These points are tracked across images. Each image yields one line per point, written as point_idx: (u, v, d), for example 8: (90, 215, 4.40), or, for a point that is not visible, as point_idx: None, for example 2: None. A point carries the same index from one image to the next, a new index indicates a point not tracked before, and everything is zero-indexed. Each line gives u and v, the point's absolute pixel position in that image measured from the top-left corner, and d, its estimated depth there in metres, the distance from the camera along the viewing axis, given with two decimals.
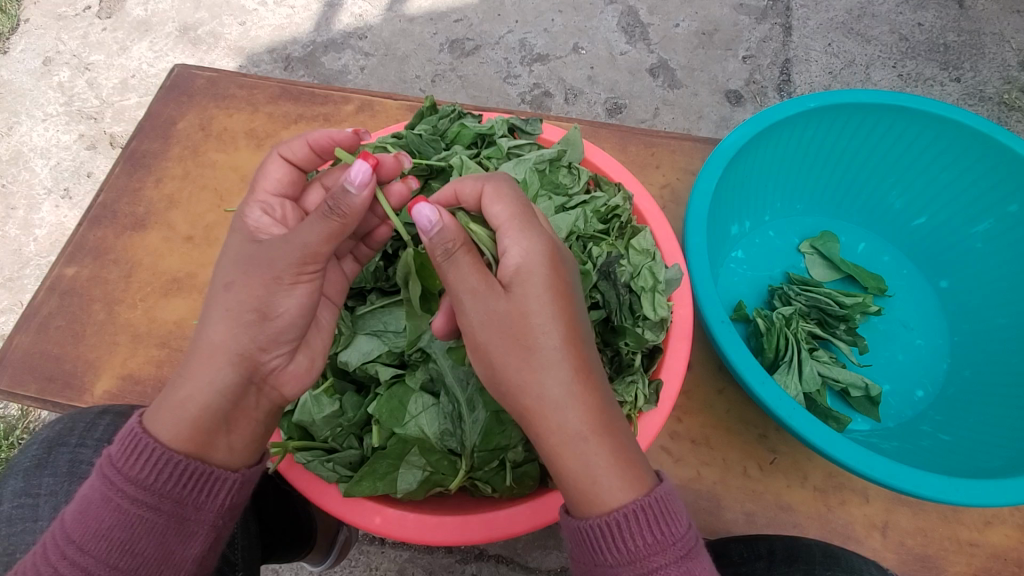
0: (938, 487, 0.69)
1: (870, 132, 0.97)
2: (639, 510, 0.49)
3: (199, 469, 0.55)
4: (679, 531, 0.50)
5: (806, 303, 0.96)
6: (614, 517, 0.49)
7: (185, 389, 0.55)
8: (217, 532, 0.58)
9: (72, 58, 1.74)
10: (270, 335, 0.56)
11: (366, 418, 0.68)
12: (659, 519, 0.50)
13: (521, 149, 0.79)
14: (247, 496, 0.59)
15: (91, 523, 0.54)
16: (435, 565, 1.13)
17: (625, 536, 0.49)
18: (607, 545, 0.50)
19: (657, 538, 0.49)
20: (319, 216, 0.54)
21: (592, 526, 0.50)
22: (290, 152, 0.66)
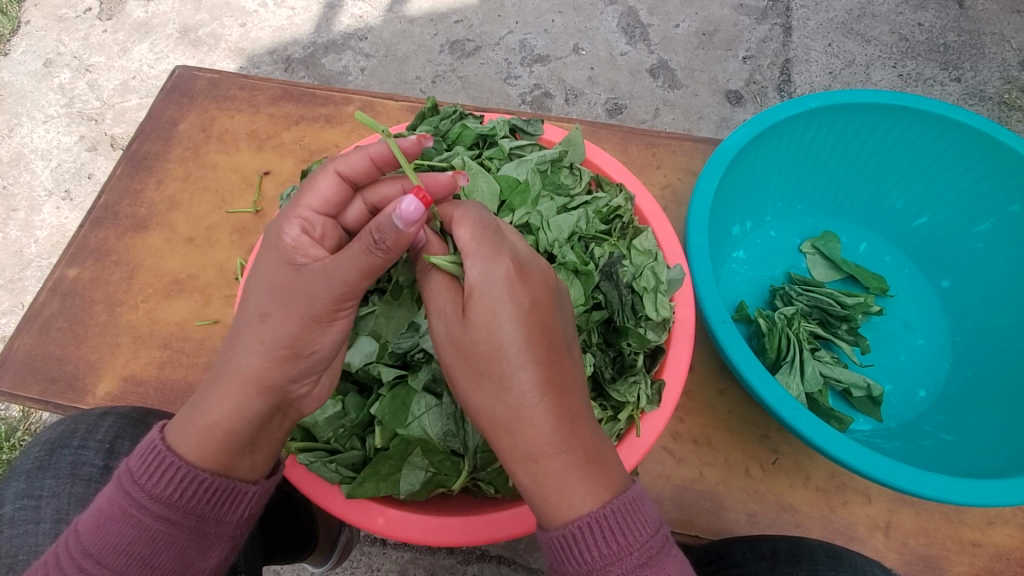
0: (941, 487, 0.69)
1: (870, 132, 0.97)
2: (595, 522, 0.49)
3: (222, 485, 0.55)
4: (639, 540, 0.49)
5: (807, 303, 0.96)
6: (570, 529, 0.49)
7: (212, 411, 0.54)
8: (235, 541, 0.58)
9: (72, 59, 1.74)
10: (295, 361, 0.55)
11: (368, 419, 0.68)
12: (618, 529, 0.49)
13: (523, 149, 0.79)
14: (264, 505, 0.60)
15: (110, 537, 0.54)
16: (436, 565, 1.14)
17: (582, 547, 0.49)
18: (568, 556, 0.49)
19: (614, 549, 0.49)
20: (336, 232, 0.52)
21: (552, 537, 0.50)
22: (347, 165, 0.62)
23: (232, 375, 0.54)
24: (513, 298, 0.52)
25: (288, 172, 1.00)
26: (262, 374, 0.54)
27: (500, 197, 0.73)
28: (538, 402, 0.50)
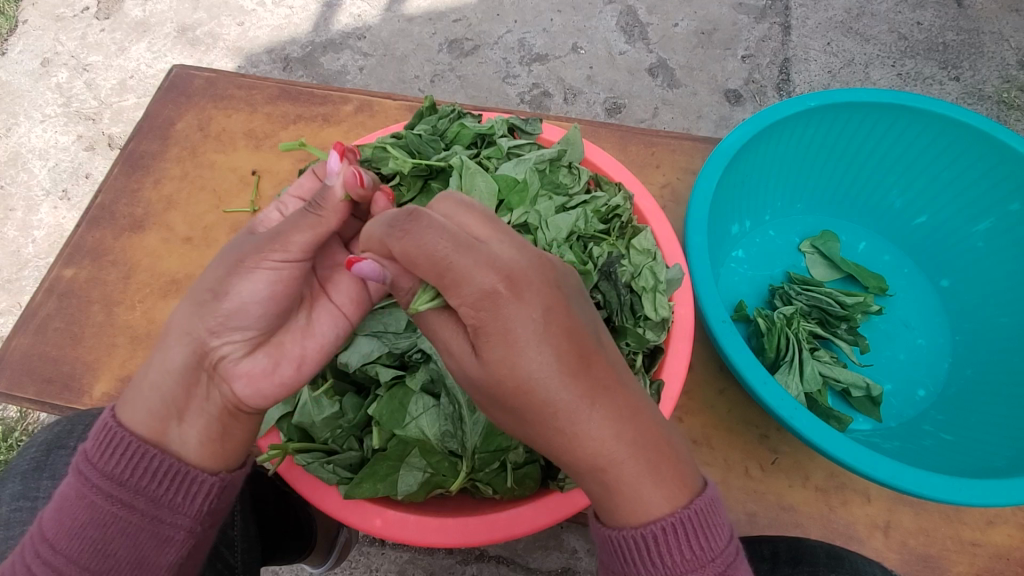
0: (942, 487, 0.69)
1: (870, 130, 0.97)
2: (678, 524, 0.50)
3: (176, 467, 0.55)
4: (719, 546, 0.51)
5: (807, 303, 0.95)
6: (649, 531, 0.50)
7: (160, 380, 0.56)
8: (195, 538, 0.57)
9: (70, 59, 1.74)
10: (220, 317, 0.56)
11: (366, 419, 0.68)
12: (700, 533, 0.50)
13: (521, 149, 0.79)
14: (226, 501, 0.60)
15: (65, 520, 0.54)
16: (436, 566, 1.13)
17: (664, 549, 0.50)
18: (643, 556, 0.50)
19: (695, 553, 0.50)
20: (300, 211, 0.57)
21: (627, 538, 0.51)
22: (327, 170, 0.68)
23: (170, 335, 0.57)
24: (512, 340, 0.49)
25: (286, 171, 1.00)
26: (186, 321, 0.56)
27: (499, 196, 0.72)
28: (540, 402, 0.50)
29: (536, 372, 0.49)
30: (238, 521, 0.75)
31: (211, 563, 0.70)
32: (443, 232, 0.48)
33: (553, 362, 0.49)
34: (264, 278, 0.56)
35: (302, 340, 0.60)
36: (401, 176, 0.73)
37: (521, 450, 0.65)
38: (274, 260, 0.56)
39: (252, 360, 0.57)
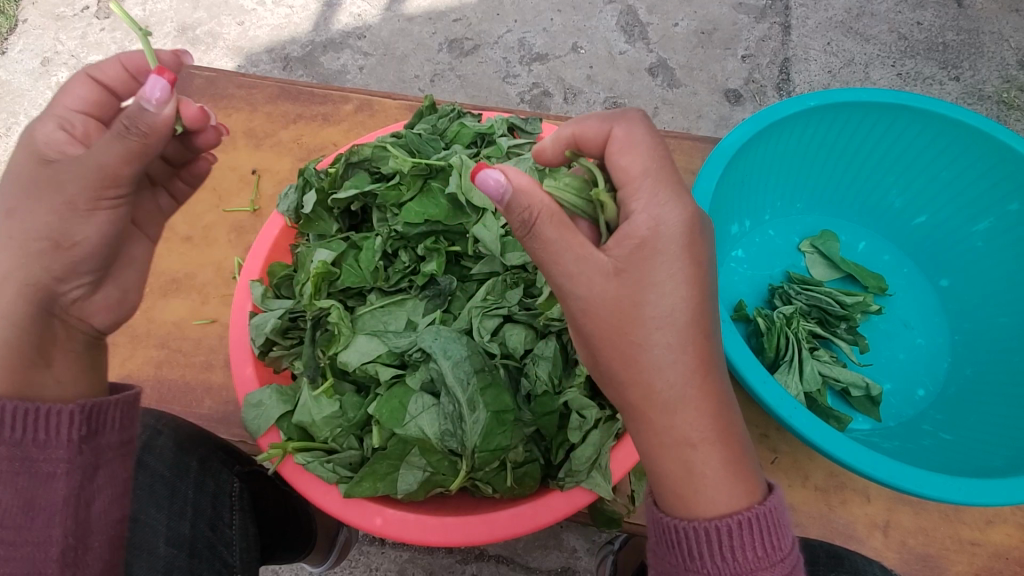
0: (940, 486, 0.69)
1: (869, 130, 0.97)
2: (753, 520, 0.50)
3: (26, 410, 0.55)
4: (786, 548, 0.51)
5: (807, 303, 0.95)
6: (725, 524, 0.49)
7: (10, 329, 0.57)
8: (87, 468, 0.58)
9: (70, 58, 1.74)
10: (69, 261, 0.60)
11: (366, 419, 0.68)
12: (771, 532, 0.50)
13: (521, 148, 0.79)
14: (107, 430, 0.59)
15: None
16: (435, 565, 1.13)
17: (737, 544, 0.49)
18: (712, 551, 0.50)
19: (766, 552, 0.50)
20: (116, 135, 0.56)
21: (701, 531, 0.50)
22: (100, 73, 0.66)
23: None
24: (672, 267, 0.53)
25: (286, 171, 1.00)
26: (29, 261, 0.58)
27: None
28: None
29: (666, 316, 0.52)
30: (237, 521, 0.75)
31: (209, 564, 0.70)
32: (653, 151, 0.56)
33: (685, 312, 0.52)
34: (103, 217, 0.60)
35: (132, 267, 0.69)
36: (401, 175, 0.73)
37: (521, 448, 0.65)
38: (109, 200, 0.59)
39: (99, 295, 0.65)
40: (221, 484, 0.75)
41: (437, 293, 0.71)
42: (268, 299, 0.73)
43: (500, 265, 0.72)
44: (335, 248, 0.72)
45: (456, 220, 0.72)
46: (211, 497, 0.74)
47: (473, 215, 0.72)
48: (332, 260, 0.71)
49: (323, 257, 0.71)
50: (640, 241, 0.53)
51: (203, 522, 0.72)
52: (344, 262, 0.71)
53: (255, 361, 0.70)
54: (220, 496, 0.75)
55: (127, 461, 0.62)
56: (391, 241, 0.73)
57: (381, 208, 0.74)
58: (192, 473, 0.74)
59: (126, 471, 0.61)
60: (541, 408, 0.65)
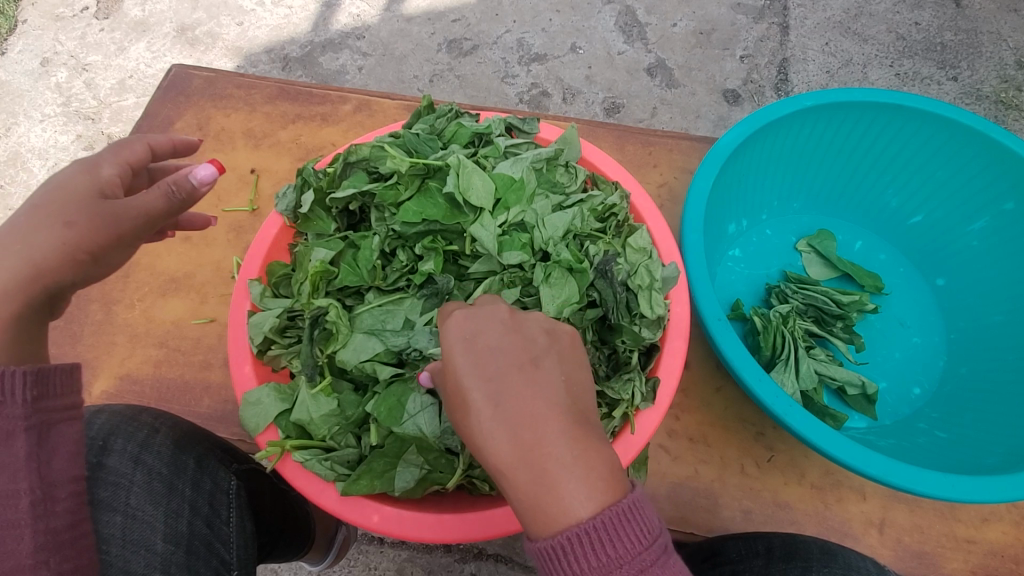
0: (934, 483, 0.70)
1: (865, 130, 0.97)
2: (584, 534, 0.44)
3: None
4: (633, 553, 0.45)
5: (802, 302, 0.96)
6: (556, 542, 0.44)
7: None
8: (40, 429, 0.54)
9: (70, 58, 1.74)
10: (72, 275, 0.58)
11: (365, 416, 0.68)
12: (609, 542, 0.44)
13: (518, 148, 0.79)
14: (55, 392, 0.55)
15: None
16: (434, 564, 1.14)
17: (573, 560, 0.44)
18: (559, 568, 0.44)
19: (605, 564, 0.44)
20: (162, 194, 0.60)
21: (538, 551, 0.45)
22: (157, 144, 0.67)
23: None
24: (489, 316, 0.51)
25: (285, 171, 1.00)
26: (51, 267, 0.56)
27: (496, 195, 0.72)
28: None
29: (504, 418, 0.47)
30: (234, 518, 0.75)
31: (206, 562, 0.70)
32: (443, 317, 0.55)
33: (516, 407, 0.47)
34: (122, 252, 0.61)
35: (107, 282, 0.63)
36: (398, 175, 0.73)
37: None
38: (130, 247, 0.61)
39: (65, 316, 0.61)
40: (218, 483, 0.76)
41: (434, 292, 0.70)
42: (267, 298, 0.73)
43: (497, 264, 0.70)
44: (333, 246, 0.72)
45: (454, 219, 0.72)
46: (208, 496, 0.74)
47: (471, 214, 0.71)
48: (330, 258, 0.71)
49: (321, 256, 0.71)
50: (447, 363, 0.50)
51: (201, 520, 0.72)
52: (342, 262, 0.72)
53: (253, 359, 0.71)
54: (216, 495, 0.75)
55: (80, 422, 0.58)
56: (389, 241, 0.73)
57: (379, 208, 0.74)
58: (190, 471, 0.74)
59: (78, 431, 0.58)
60: None
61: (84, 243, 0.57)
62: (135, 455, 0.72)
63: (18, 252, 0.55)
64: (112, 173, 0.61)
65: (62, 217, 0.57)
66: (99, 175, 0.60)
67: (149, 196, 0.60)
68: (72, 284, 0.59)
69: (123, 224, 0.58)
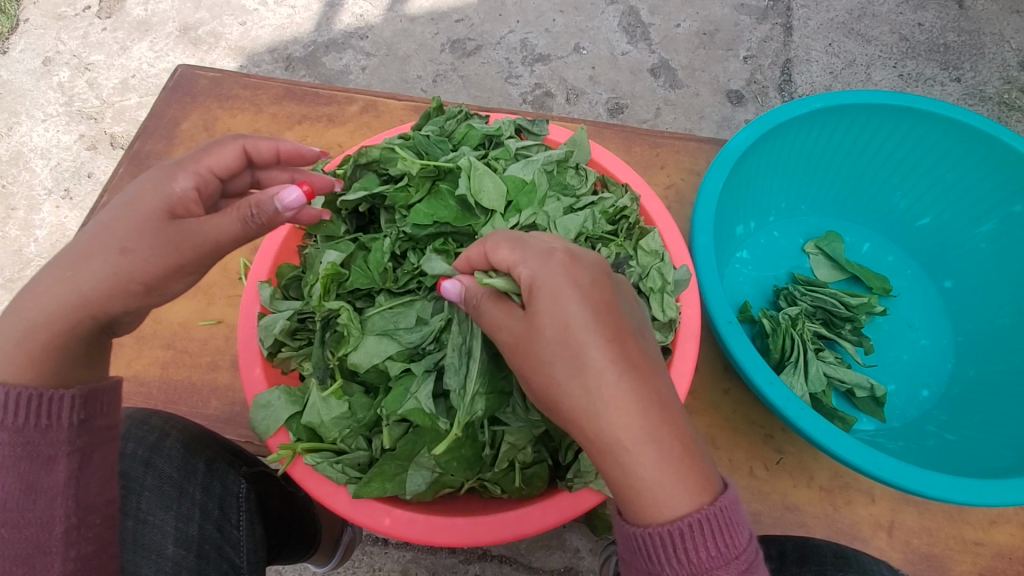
0: (947, 487, 0.69)
1: (874, 131, 0.97)
2: (704, 520, 0.46)
3: (27, 394, 0.56)
4: (743, 545, 0.47)
5: (811, 303, 0.96)
6: (676, 527, 0.46)
7: (39, 332, 0.55)
8: (82, 452, 0.59)
9: (72, 58, 1.74)
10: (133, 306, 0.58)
11: (376, 419, 0.68)
12: (724, 532, 0.46)
13: (528, 150, 0.79)
14: (101, 413, 0.61)
15: None
16: (439, 565, 1.14)
17: (689, 546, 0.46)
18: (668, 553, 0.46)
19: (720, 551, 0.46)
20: (237, 216, 0.57)
21: (652, 534, 0.47)
22: (255, 149, 0.65)
23: (27, 296, 0.57)
24: (590, 271, 0.52)
25: None
26: (99, 297, 0.56)
27: (507, 197, 0.72)
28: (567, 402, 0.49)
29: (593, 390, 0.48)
30: (244, 522, 0.75)
31: (216, 566, 0.70)
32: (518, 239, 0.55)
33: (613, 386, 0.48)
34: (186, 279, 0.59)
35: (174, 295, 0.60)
36: (409, 177, 0.73)
37: (530, 449, 0.66)
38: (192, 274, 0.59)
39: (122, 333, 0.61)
40: (228, 486, 0.75)
41: None
42: (277, 300, 0.73)
43: None
44: (344, 249, 0.72)
45: (465, 222, 0.72)
46: (218, 499, 0.74)
47: (482, 217, 0.72)
48: (341, 261, 0.70)
49: (332, 258, 0.70)
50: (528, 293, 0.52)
51: (211, 524, 0.72)
52: (353, 264, 0.71)
53: (263, 362, 0.71)
54: (227, 498, 0.75)
55: (116, 442, 0.63)
56: (400, 242, 0.73)
57: (390, 210, 0.74)
58: (200, 475, 0.74)
59: (112, 452, 0.62)
60: None
61: (139, 274, 0.56)
62: (146, 459, 0.72)
63: (73, 279, 0.56)
64: (187, 188, 0.59)
65: (119, 242, 0.56)
66: (169, 192, 0.58)
67: (222, 219, 0.57)
68: (129, 312, 0.58)
69: (188, 250, 0.56)
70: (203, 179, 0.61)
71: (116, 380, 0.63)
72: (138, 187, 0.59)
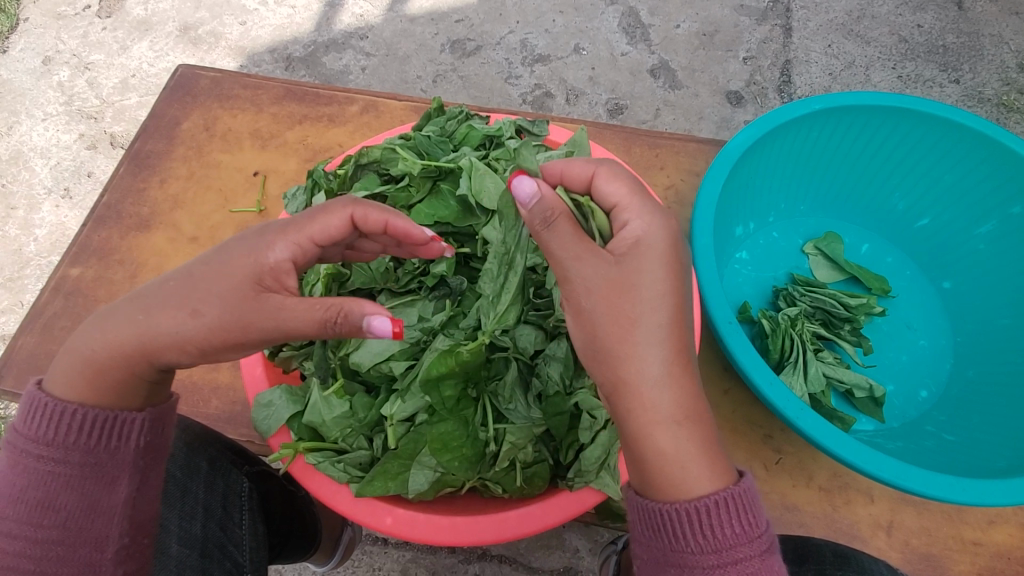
0: (946, 487, 0.70)
1: (874, 132, 0.97)
2: (728, 498, 0.50)
3: (101, 416, 0.58)
4: (763, 528, 0.51)
5: (811, 304, 0.96)
6: (702, 503, 0.50)
7: (107, 361, 0.56)
8: (142, 472, 0.60)
9: (72, 57, 1.74)
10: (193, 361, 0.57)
11: (377, 418, 0.68)
12: (745, 513, 0.50)
13: (529, 150, 0.79)
14: (162, 435, 0.62)
15: (7, 488, 0.57)
16: (438, 565, 1.14)
17: (713, 522, 0.49)
18: (692, 528, 0.50)
19: (743, 530, 0.50)
20: (322, 322, 0.54)
21: (677, 510, 0.50)
22: (363, 218, 0.60)
23: (100, 325, 0.57)
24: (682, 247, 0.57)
25: (292, 172, 1.00)
26: (164, 348, 0.55)
27: None
28: None
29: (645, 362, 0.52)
30: (247, 520, 0.76)
31: (219, 564, 0.71)
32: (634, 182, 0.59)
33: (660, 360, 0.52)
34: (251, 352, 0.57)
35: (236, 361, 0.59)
36: (410, 177, 0.73)
37: (531, 449, 0.66)
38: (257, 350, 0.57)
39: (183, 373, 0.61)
40: (231, 484, 0.76)
41: (446, 293, 0.71)
42: None
43: None
44: None
45: (466, 222, 0.72)
46: (221, 497, 0.74)
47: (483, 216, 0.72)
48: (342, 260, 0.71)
49: None
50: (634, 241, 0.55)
51: (214, 522, 0.72)
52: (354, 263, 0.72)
53: (264, 361, 0.71)
54: (230, 496, 0.75)
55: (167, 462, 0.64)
56: None
57: None
58: (203, 473, 0.74)
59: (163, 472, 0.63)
60: (552, 408, 0.66)
61: (199, 339, 0.55)
62: None
63: (144, 324, 0.55)
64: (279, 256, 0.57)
65: (195, 303, 0.55)
66: (263, 261, 0.56)
67: (308, 319, 0.54)
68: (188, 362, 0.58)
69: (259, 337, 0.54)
70: (302, 248, 0.58)
71: (175, 396, 0.64)
72: (233, 245, 0.57)
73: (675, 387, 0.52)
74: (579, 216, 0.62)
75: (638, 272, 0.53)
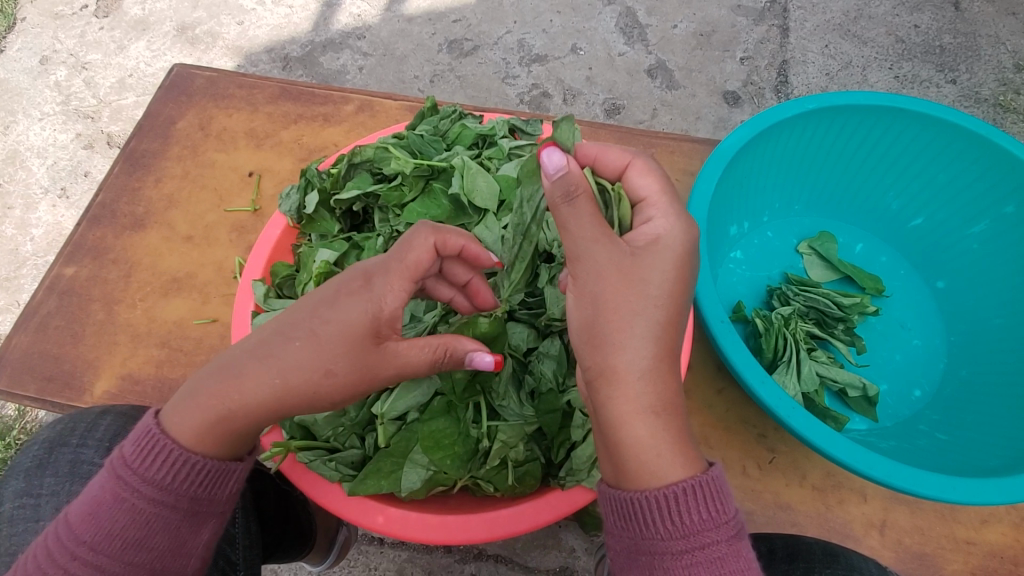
0: (939, 487, 0.70)
1: (868, 132, 0.97)
2: (697, 486, 0.50)
3: (211, 466, 0.57)
4: (732, 512, 0.51)
5: (804, 303, 0.96)
6: (671, 491, 0.50)
7: (218, 411, 0.55)
8: (225, 515, 0.61)
9: (69, 57, 1.74)
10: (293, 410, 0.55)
11: (368, 418, 0.68)
12: (715, 499, 0.50)
13: (522, 149, 0.78)
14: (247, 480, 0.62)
15: (103, 523, 0.55)
16: (434, 565, 1.14)
17: (682, 509, 0.50)
18: (659, 517, 0.50)
19: (712, 515, 0.50)
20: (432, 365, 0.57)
21: (647, 499, 0.50)
22: (444, 246, 0.60)
23: (216, 369, 0.55)
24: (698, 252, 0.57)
25: (287, 171, 1.00)
26: (284, 399, 0.54)
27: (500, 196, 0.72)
28: None
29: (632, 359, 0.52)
30: (240, 519, 0.75)
31: (213, 562, 0.71)
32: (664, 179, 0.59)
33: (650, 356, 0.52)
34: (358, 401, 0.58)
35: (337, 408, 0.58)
36: (402, 176, 0.73)
37: (522, 448, 0.67)
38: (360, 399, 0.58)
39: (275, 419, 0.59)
40: None
41: None
42: (270, 299, 0.73)
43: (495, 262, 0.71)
44: (337, 248, 0.73)
45: (457, 221, 0.73)
46: None
47: (475, 215, 0.72)
48: (334, 260, 0.72)
49: (325, 256, 0.72)
50: (653, 238, 0.56)
51: None
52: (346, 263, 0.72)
53: None
54: None
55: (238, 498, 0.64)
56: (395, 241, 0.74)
57: (383, 209, 0.75)
58: None
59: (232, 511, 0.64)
60: (545, 405, 0.66)
61: (326, 396, 0.54)
62: None
63: (268, 372, 0.54)
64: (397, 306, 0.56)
65: (325, 364, 0.54)
66: (382, 311, 0.55)
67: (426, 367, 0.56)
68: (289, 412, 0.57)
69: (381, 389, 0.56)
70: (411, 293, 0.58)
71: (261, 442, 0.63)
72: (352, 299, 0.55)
73: (663, 386, 0.52)
74: (602, 201, 0.63)
75: (651, 267, 0.54)
